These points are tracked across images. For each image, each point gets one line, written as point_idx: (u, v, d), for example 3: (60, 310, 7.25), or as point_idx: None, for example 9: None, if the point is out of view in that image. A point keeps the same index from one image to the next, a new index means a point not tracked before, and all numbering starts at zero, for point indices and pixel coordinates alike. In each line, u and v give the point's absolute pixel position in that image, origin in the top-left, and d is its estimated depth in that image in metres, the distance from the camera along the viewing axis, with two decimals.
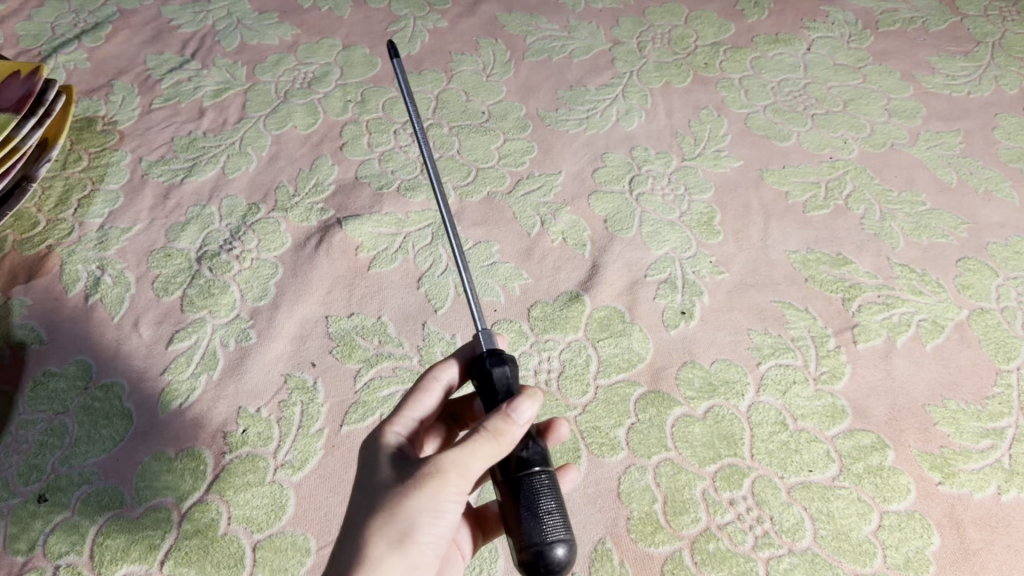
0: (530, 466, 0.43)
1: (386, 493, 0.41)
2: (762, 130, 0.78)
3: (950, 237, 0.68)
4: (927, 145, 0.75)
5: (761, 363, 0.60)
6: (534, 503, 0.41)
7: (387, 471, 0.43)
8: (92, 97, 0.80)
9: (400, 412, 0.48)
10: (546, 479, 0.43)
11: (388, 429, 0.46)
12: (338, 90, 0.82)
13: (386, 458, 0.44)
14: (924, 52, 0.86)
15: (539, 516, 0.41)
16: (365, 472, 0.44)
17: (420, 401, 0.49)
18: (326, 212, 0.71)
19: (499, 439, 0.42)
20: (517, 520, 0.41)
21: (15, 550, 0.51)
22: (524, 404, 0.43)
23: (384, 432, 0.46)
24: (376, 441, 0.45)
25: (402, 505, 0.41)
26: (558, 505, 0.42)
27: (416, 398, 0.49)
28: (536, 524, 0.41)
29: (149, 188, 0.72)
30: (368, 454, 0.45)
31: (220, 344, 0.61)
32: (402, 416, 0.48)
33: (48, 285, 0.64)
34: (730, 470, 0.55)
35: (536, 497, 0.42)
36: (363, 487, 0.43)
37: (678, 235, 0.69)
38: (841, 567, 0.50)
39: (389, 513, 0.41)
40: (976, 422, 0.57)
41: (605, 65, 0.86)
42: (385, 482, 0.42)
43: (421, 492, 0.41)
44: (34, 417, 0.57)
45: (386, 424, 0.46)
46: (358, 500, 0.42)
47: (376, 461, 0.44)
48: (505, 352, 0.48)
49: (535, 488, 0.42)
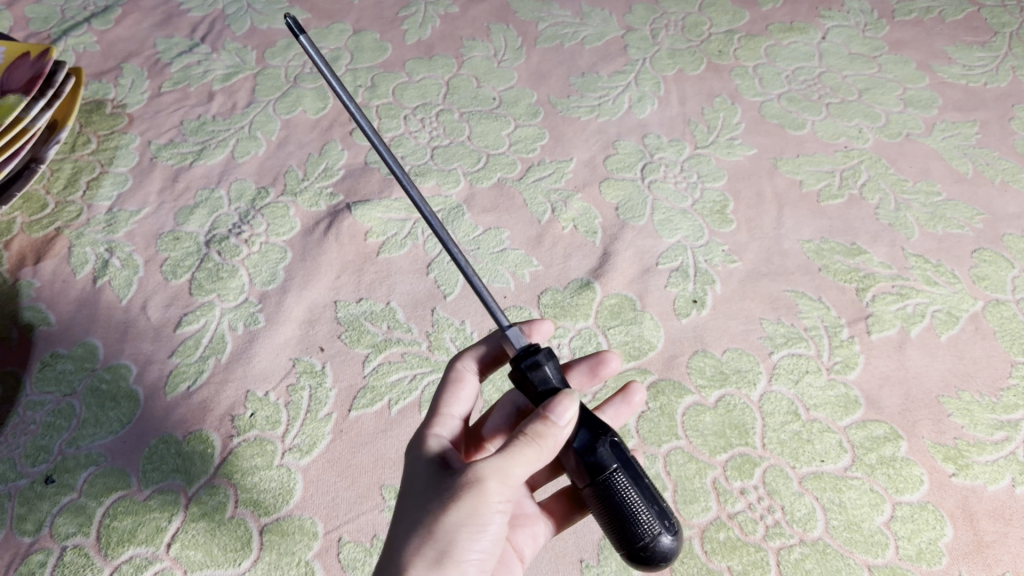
0: (602, 467, 0.42)
1: (423, 510, 0.41)
2: (777, 118, 0.77)
3: (965, 228, 0.67)
4: (943, 135, 0.75)
5: (773, 352, 0.60)
6: (620, 510, 0.41)
7: (425, 484, 0.42)
8: (101, 80, 0.80)
9: (438, 413, 0.49)
10: (624, 475, 0.42)
11: (430, 438, 0.46)
12: (348, 75, 0.82)
13: (425, 471, 0.43)
14: (942, 42, 0.85)
15: (632, 519, 0.41)
16: (405, 488, 0.44)
17: (456, 395, 0.50)
18: (336, 197, 0.70)
19: (540, 443, 0.41)
20: (614, 529, 0.42)
21: (22, 530, 0.50)
22: (563, 402, 0.42)
23: (427, 439, 0.46)
24: (418, 452, 0.45)
25: (438, 522, 0.40)
26: (643, 495, 0.42)
27: (451, 392, 0.50)
28: (631, 529, 0.41)
29: (159, 171, 0.71)
30: (410, 468, 0.45)
31: (228, 328, 0.61)
32: (439, 419, 0.49)
33: (57, 267, 0.64)
34: (741, 459, 0.54)
35: (621, 503, 0.41)
36: (402, 505, 0.43)
37: (690, 223, 0.68)
38: (853, 557, 0.50)
39: (424, 533, 0.40)
40: (990, 414, 0.56)
41: (618, 51, 0.85)
42: (426, 495, 0.42)
43: (457, 506, 0.40)
44: (42, 398, 0.56)
45: (428, 429, 0.47)
46: (397, 519, 0.42)
47: (416, 476, 0.44)
48: (541, 348, 0.47)
49: (617, 490, 0.42)
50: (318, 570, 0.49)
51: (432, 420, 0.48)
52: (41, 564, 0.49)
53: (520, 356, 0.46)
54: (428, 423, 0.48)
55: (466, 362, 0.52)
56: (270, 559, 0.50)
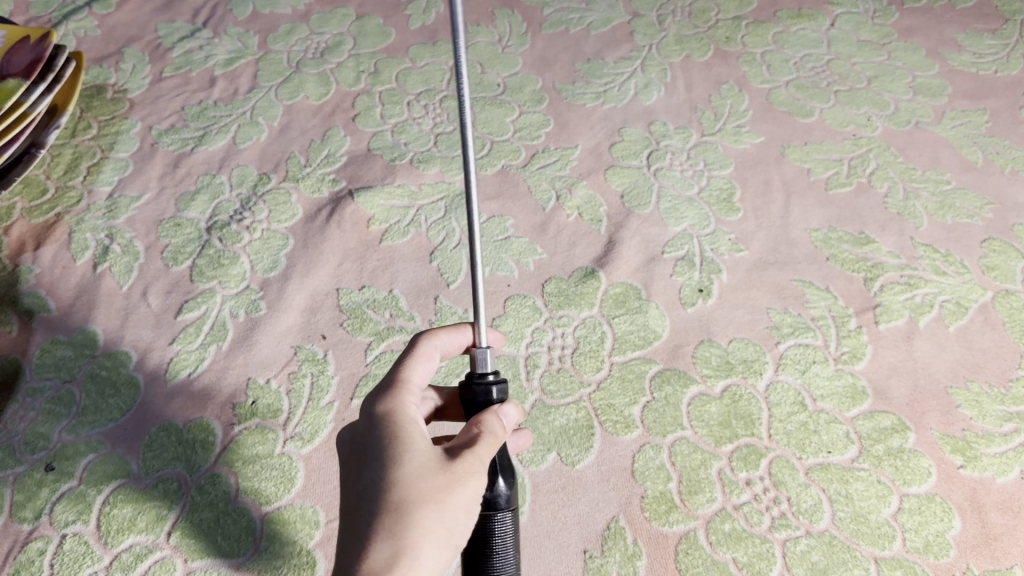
0: (495, 505, 0.41)
1: (425, 484, 0.38)
2: (785, 106, 0.76)
3: (975, 217, 0.66)
4: (952, 123, 0.74)
5: (781, 342, 0.59)
6: (490, 550, 0.41)
7: (414, 456, 0.39)
8: (102, 65, 0.79)
9: (405, 381, 0.44)
10: (506, 519, 0.42)
11: (399, 407, 0.42)
12: (351, 61, 0.81)
13: (408, 441, 0.40)
14: (952, 29, 0.84)
15: (494, 559, 0.41)
16: (384, 457, 0.39)
17: (420, 366, 0.46)
18: (338, 183, 0.69)
19: (498, 439, 0.41)
20: (468, 556, 0.41)
21: (21, 518, 0.50)
22: (507, 408, 0.43)
23: (398, 409, 0.42)
24: (389, 421, 0.41)
25: (448, 500, 0.38)
26: (513, 542, 0.42)
27: (416, 363, 0.46)
28: (487, 566, 0.41)
29: (159, 156, 0.71)
30: (382, 437, 0.40)
31: (229, 315, 0.60)
32: (407, 386, 0.44)
33: (57, 252, 0.63)
34: (746, 450, 0.54)
35: (493, 546, 0.41)
36: (387, 476, 0.38)
37: (697, 212, 0.68)
38: (860, 550, 0.49)
39: (437, 508, 0.37)
40: (999, 405, 0.56)
41: (624, 37, 0.84)
42: (424, 468, 0.39)
43: (464, 487, 0.39)
44: (41, 384, 0.56)
45: (396, 397, 0.43)
46: (383, 490, 0.38)
47: (397, 444, 0.40)
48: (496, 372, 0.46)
49: (497, 531, 0.41)
50: (319, 560, 0.49)
51: (399, 386, 0.44)
52: (40, 552, 0.49)
53: (478, 379, 0.45)
54: (396, 389, 0.43)
55: (438, 341, 0.48)
56: (272, 548, 0.49)
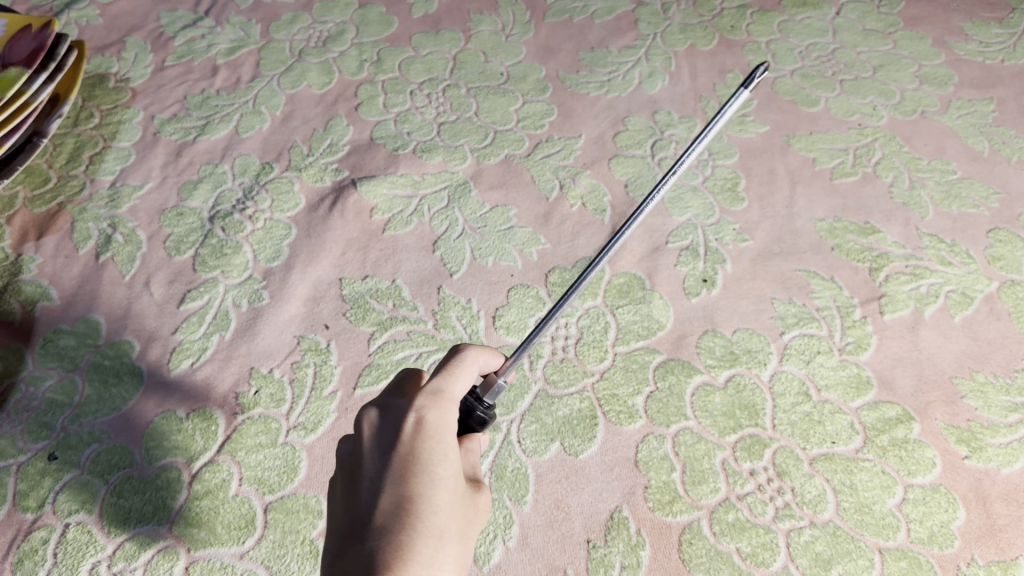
0: None
1: (459, 519, 0.37)
2: (790, 95, 0.76)
3: (981, 208, 0.66)
4: (959, 113, 0.73)
5: (785, 332, 0.59)
6: None
7: (452, 485, 0.38)
8: (104, 53, 0.79)
9: (453, 394, 0.41)
10: None
11: (447, 418, 0.39)
12: (353, 50, 0.81)
13: (449, 464, 0.38)
14: (958, 18, 0.83)
15: None
16: (427, 471, 0.37)
17: (467, 379, 0.42)
18: (341, 173, 0.69)
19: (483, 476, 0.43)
20: None
21: (24, 507, 0.50)
22: (485, 435, 0.45)
23: (445, 426, 0.39)
24: (434, 436, 0.38)
25: (470, 538, 0.38)
26: None
27: (465, 375, 0.42)
28: None
29: (161, 146, 0.70)
30: (428, 448, 0.38)
31: (232, 304, 0.60)
32: (454, 398, 0.41)
33: (59, 242, 0.63)
34: (751, 440, 0.54)
35: None
36: (430, 495, 0.36)
37: (701, 201, 0.67)
38: (864, 540, 0.49)
39: (464, 545, 0.37)
40: (1005, 395, 0.55)
41: (628, 26, 0.84)
42: (459, 500, 0.38)
43: (477, 529, 0.39)
44: (44, 373, 0.56)
45: (445, 404, 0.40)
46: (427, 510, 0.36)
47: (440, 463, 0.38)
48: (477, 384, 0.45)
49: None
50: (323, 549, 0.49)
51: (449, 394, 0.40)
52: (43, 541, 0.49)
53: (475, 403, 0.43)
54: (444, 401, 0.40)
55: (483, 356, 0.43)
56: (275, 537, 0.49)
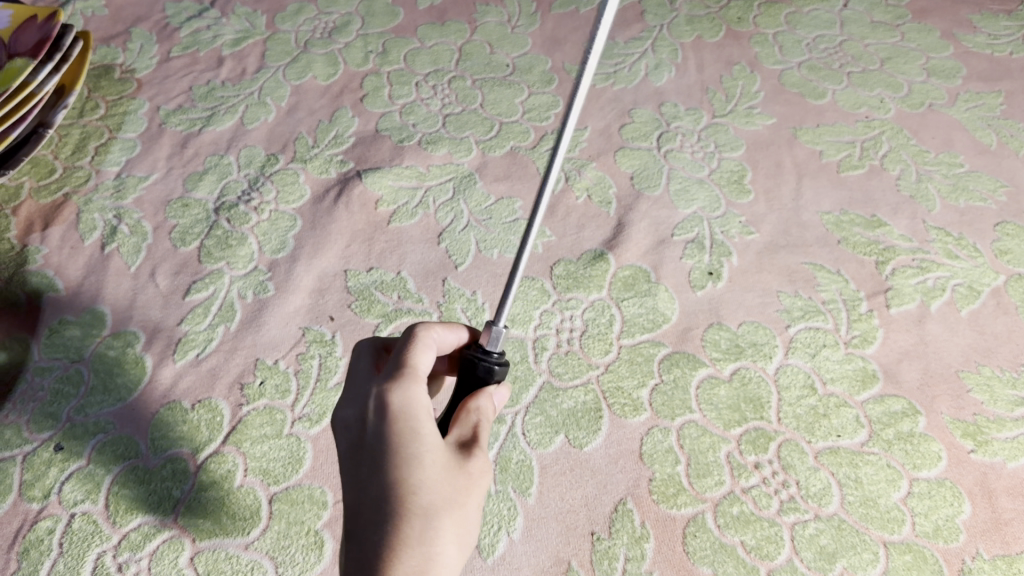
0: None
1: (448, 487, 0.37)
2: (797, 87, 0.76)
3: (988, 201, 0.66)
4: (966, 105, 0.73)
5: (791, 325, 0.59)
6: None
7: (432, 458, 0.38)
8: (109, 44, 0.78)
9: (414, 366, 0.40)
10: None
11: (415, 394, 0.39)
12: (359, 41, 0.80)
13: (426, 439, 0.38)
14: (966, 10, 0.83)
15: None
16: (402, 455, 0.37)
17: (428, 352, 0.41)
18: (346, 164, 0.69)
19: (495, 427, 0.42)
20: None
21: (30, 497, 0.50)
22: (502, 389, 0.43)
23: (412, 402, 0.39)
24: (402, 417, 0.38)
25: (467, 502, 0.38)
26: None
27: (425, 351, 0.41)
28: None
29: (167, 137, 0.70)
30: (398, 431, 0.38)
31: (237, 296, 0.60)
32: (420, 370, 0.40)
33: (65, 233, 0.63)
34: (756, 433, 0.54)
35: None
36: (409, 477, 0.37)
37: (707, 194, 0.67)
38: (869, 534, 0.49)
39: (463, 511, 0.37)
40: (1010, 390, 0.55)
41: (634, 18, 0.84)
42: (444, 470, 0.38)
43: (479, 487, 0.39)
44: (50, 364, 0.56)
45: (408, 381, 0.39)
46: (409, 493, 0.36)
47: (413, 442, 0.38)
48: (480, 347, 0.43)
49: None
50: (327, 540, 0.49)
51: (411, 369, 0.39)
52: (49, 531, 0.49)
53: (482, 356, 0.43)
54: (404, 376, 0.39)
55: (436, 332, 0.42)
56: (279, 528, 0.49)
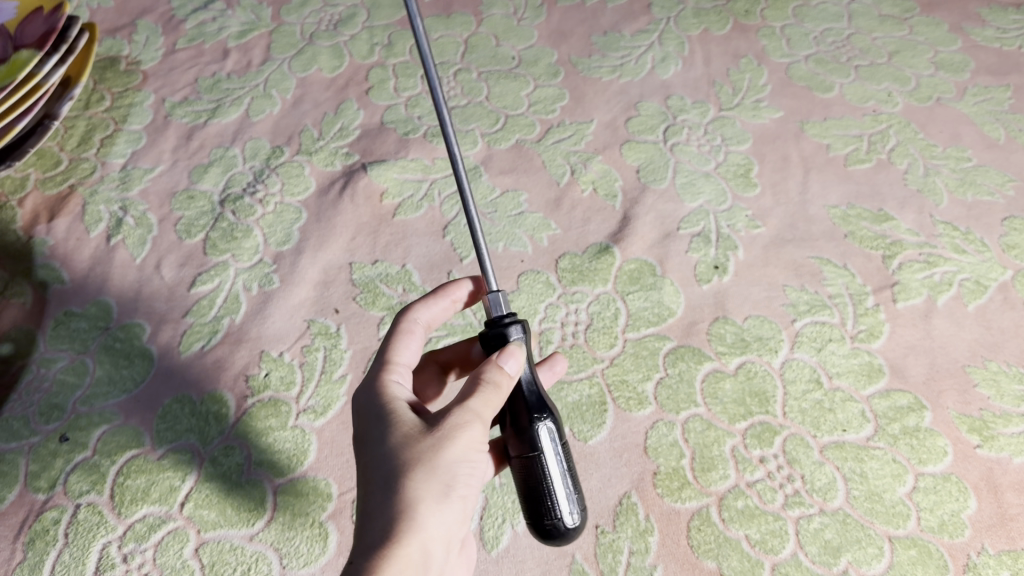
0: (538, 444, 0.40)
1: (409, 450, 0.38)
2: (804, 80, 0.75)
3: (996, 195, 0.65)
4: (974, 99, 0.73)
5: (797, 320, 0.59)
6: (540, 489, 0.39)
7: (399, 431, 0.39)
8: (115, 36, 0.79)
9: (388, 360, 0.45)
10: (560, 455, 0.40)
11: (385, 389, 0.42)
12: (364, 33, 0.80)
13: (395, 416, 0.40)
14: (975, 4, 0.82)
15: (544, 495, 0.39)
16: (371, 439, 0.39)
17: (406, 344, 0.46)
18: (351, 156, 0.69)
19: (500, 388, 0.40)
20: (525, 501, 0.40)
21: (36, 488, 0.50)
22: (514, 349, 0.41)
23: (382, 391, 0.42)
24: (374, 406, 0.41)
25: (436, 457, 0.37)
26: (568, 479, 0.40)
27: (402, 341, 0.46)
28: (540, 503, 0.39)
29: (173, 129, 0.70)
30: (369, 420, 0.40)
31: (242, 288, 0.60)
32: (392, 361, 0.45)
33: (70, 224, 0.63)
34: (761, 428, 0.53)
35: (541, 483, 0.39)
36: (375, 455, 0.38)
37: (713, 187, 0.67)
38: (874, 528, 0.49)
39: (426, 466, 0.37)
40: (1017, 384, 0.55)
41: (641, 10, 0.83)
42: (409, 436, 0.38)
43: (450, 439, 0.38)
44: (55, 356, 0.56)
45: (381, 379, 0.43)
46: (374, 468, 0.38)
47: (379, 424, 0.40)
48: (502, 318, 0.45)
49: (540, 471, 0.40)
50: (332, 532, 0.49)
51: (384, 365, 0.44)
52: (54, 521, 0.49)
53: (496, 323, 0.44)
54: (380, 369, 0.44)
55: (418, 317, 0.48)
56: (284, 519, 0.49)
